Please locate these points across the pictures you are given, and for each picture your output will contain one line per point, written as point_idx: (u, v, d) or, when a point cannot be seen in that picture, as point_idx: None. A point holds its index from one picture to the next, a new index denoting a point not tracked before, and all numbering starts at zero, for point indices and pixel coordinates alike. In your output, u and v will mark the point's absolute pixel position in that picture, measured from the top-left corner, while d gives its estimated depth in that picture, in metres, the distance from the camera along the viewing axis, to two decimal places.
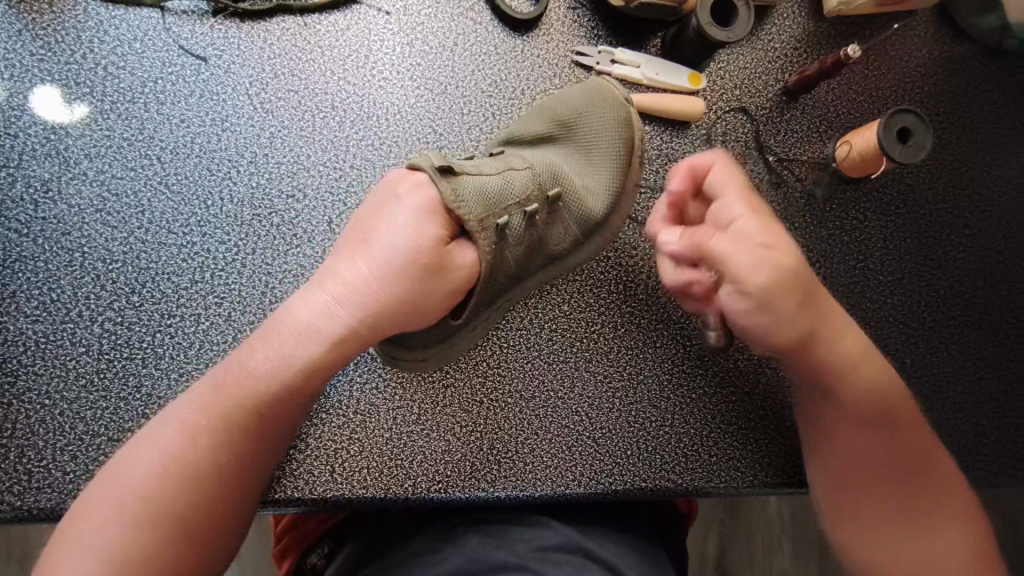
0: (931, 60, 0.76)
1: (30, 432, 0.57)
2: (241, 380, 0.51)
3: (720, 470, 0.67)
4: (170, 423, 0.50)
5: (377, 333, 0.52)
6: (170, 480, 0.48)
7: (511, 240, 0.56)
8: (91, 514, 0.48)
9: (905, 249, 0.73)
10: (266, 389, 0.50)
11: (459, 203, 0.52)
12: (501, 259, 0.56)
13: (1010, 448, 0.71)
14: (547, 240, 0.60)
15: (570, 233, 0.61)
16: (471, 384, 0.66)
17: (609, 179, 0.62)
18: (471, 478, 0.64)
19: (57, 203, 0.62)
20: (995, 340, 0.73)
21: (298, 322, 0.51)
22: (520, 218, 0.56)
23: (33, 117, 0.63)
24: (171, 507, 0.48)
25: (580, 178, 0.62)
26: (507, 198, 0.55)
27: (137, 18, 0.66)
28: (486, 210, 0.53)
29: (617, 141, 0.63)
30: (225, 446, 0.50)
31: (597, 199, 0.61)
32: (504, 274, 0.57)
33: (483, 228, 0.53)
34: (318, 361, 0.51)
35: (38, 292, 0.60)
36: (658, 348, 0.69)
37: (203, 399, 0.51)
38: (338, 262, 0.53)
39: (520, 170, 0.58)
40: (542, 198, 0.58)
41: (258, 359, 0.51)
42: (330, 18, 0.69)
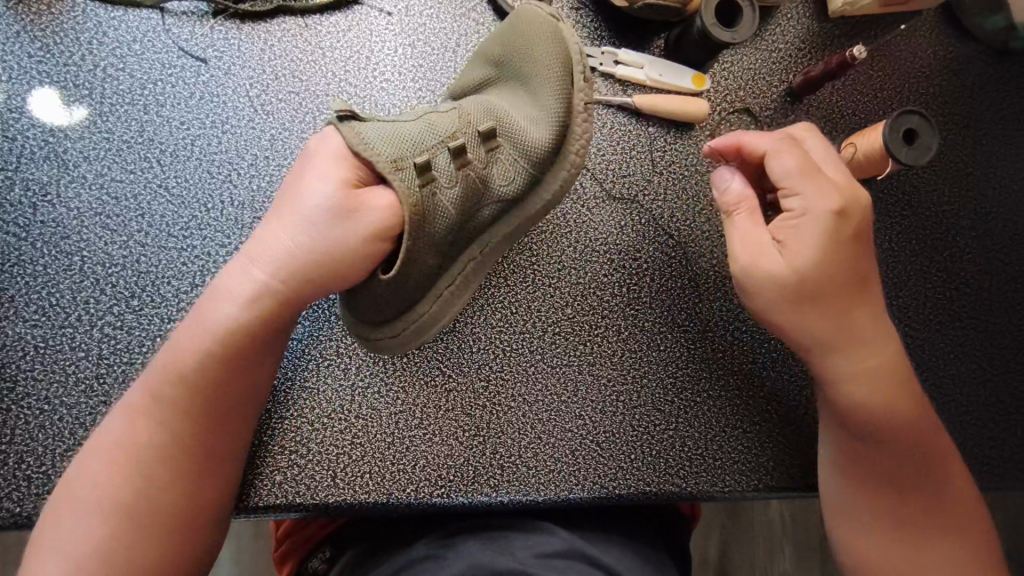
0: (936, 60, 0.75)
1: (29, 438, 0.57)
2: (175, 354, 0.52)
3: (724, 474, 0.66)
4: (116, 412, 0.52)
5: (303, 289, 0.52)
6: (117, 466, 0.50)
7: (438, 176, 0.54)
8: (59, 511, 0.50)
9: (911, 251, 0.73)
10: (192, 359, 0.51)
11: (366, 146, 0.52)
12: (433, 203, 0.54)
13: (1017, 451, 0.70)
14: (491, 180, 0.57)
15: (518, 171, 0.58)
16: (474, 388, 0.66)
17: (554, 105, 0.58)
18: (474, 482, 0.63)
19: (55, 206, 0.61)
20: (1001, 342, 0.72)
21: (222, 294, 0.52)
22: (446, 157, 0.54)
23: (31, 120, 0.63)
24: (117, 490, 0.49)
25: (519, 112, 0.59)
26: (425, 139, 0.54)
27: (137, 20, 0.66)
28: (401, 152, 0.53)
29: (549, 57, 0.59)
30: (160, 422, 0.51)
31: (538, 124, 0.58)
32: (448, 220, 0.56)
33: (398, 169, 0.52)
34: (244, 324, 0.52)
35: (37, 297, 0.59)
36: (662, 351, 0.69)
37: (143, 385, 0.52)
38: (259, 232, 0.54)
39: (446, 115, 0.57)
40: (473, 138, 0.56)
41: (188, 334, 0.52)
42: (331, 19, 0.68)
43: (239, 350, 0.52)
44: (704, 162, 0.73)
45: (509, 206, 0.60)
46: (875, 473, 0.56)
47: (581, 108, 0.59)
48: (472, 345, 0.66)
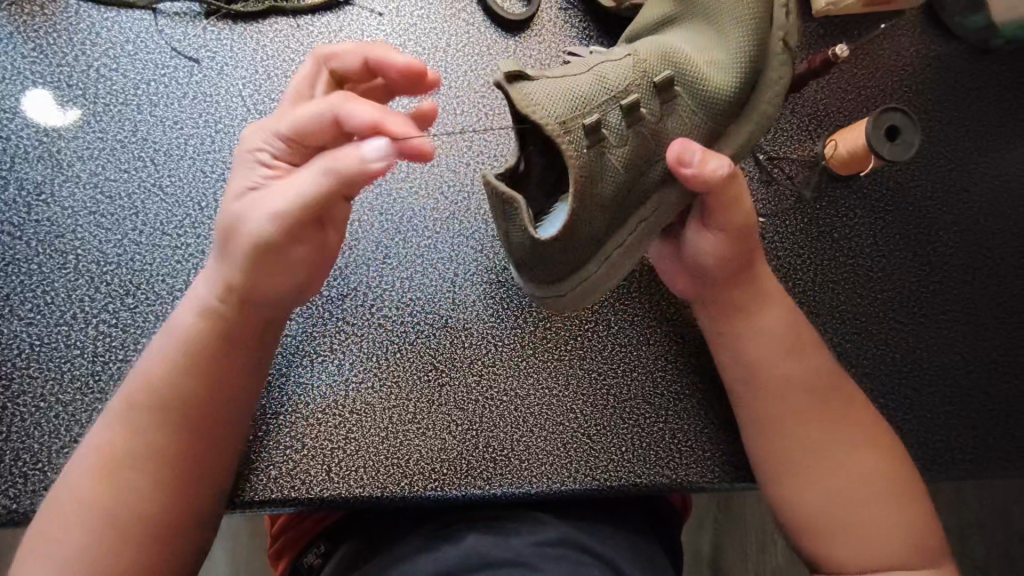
0: (919, 57, 0.77)
1: (25, 435, 0.57)
2: (144, 370, 0.54)
3: (713, 465, 0.67)
4: (104, 418, 0.53)
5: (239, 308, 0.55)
6: (111, 472, 0.50)
7: (609, 139, 0.54)
8: (52, 529, 0.49)
9: (895, 245, 0.74)
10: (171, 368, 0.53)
11: (535, 107, 0.52)
12: (600, 165, 0.54)
13: (1000, 440, 0.72)
14: (666, 131, 0.56)
15: (693, 125, 0.57)
16: (466, 383, 0.66)
17: (746, 48, 0.55)
18: (467, 475, 0.64)
19: (50, 205, 0.62)
20: (983, 334, 0.74)
21: (184, 312, 0.55)
22: (618, 114, 0.54)
23: (25, 120, 0.63)
24: (117, 504, 0.50)
25: (705, 57, 0.56)
26: (599, 96, 0.54)
27: (130, 21, 0.66)
28: (572, 113, 0.53)
29: (748, 8, 0.56)
30: (155, 430, 0.52)
31: (720, 69, 0.56)
32: (614, 185, 0.55)
33: (566, 129, 0.52)
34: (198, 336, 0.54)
35: (32, 295, 0.60)
36: (652, 345, 0.70)
37: (133, 386, 0.53)
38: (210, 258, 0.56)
39: (619, 61, 0.56)
40: (649, 92, 0.55)
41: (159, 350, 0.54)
42: (323, 19, 0.69)
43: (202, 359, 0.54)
44: None
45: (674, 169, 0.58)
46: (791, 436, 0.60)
47: (779, 54, 0.56)
48: (464, 341, 0.68)
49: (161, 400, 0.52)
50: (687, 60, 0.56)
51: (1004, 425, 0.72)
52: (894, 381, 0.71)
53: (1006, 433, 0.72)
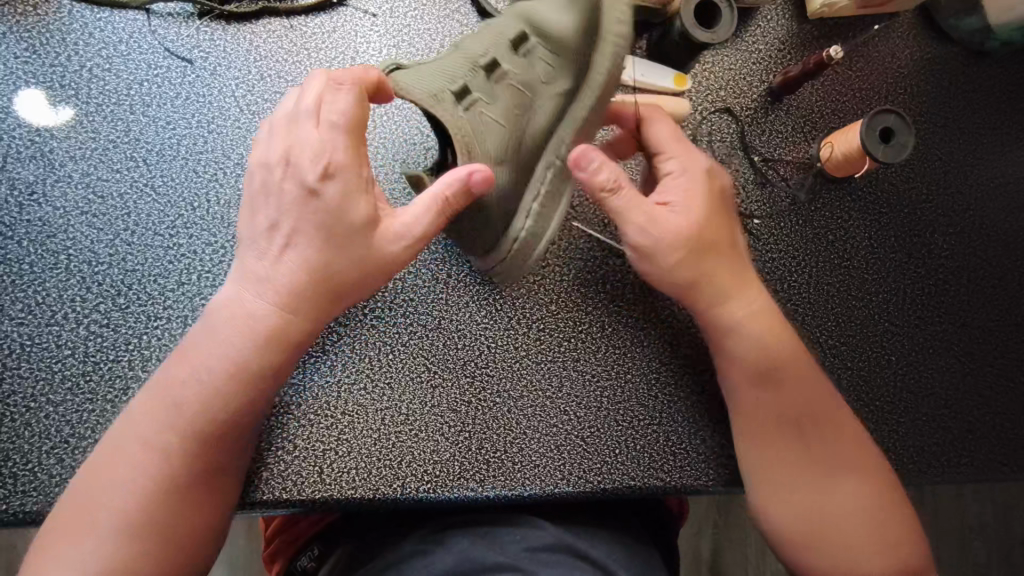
0: (913, 60, 0.77)
1: (15, 435, 0.57)
2: (170, 389, 0.52)
3: (707, 468, 0.67)
4: (138, 419, 0.52)
5: (316, 314, 0.55)
6: (164, 497, 0.50)
7: (477, 103, 0.56)
8: (71, 541, 0.49)
9: (891, 247, 0.74)
10: (219, 393, 0.52)
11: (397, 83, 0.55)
12: (476, 124, 0.56)
13: (994, 444, 0.71)
14: (535, 90, 0.58)
15: (558, 66, 0.57)
16: (459, 385, 0.66)
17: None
18: (460, 477, 0.64)
19: (42, 205, 0.62)
20: (979, 337, 0.73)
21: (229, 322, 0.53)
22: (482, 77, 0.57)
23: (17, 120, 0.63)
24: (151, 521, 0.50)
25: (555, 9, 0.57)
26: (461, 66, 0.57)
27: (123, 21, 0.66)
28: (434, 85, 0.55)
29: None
30: (201, 458, 0.52)
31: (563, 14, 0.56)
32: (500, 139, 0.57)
33: (437, 101, 0.54)
34: (252, 361, 0.53)
35: (23, 295, 0.60)
36: (646, 347, 0.69)
37: (169, 400, 0.52)
38: (251, 262, 0.55)
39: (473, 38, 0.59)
40: (509, 53, 0.58)
41: (189, 369, 0.53)
42: (316, 19, 0.69)
43: (262, 386, 0.54)
44: None
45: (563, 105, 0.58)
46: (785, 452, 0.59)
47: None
48: (457, 342, 0.67)
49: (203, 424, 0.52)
50: (545, 18, 0.57)
51: (999, 429, 0.72)
52: (888, 384, 0.71)
53: (1002, 436, 0.72)
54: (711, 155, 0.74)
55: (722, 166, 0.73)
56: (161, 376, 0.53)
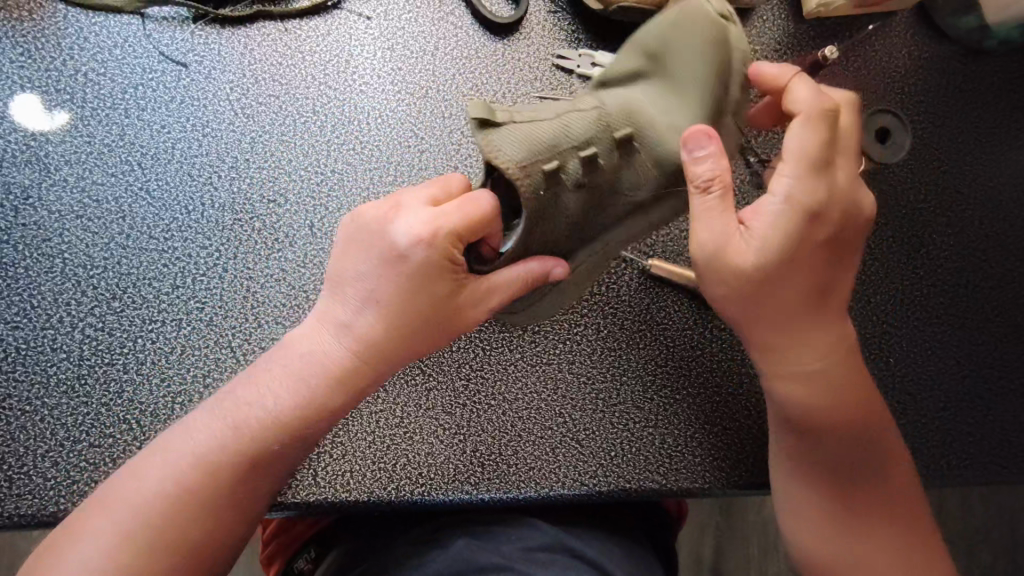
0: (911, 59, 0.76)
1: (10, 439, 0.57)
2: (232, 412, 0.52)
3: (703, 470, 0.67)
4: (193, 438, 0.51)
5: (388, 362, 0.54)
6: (202, 507, 0.49)
7: (564, 183, 0.53)
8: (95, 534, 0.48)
9: (888, 249, 0.73)
10: (289, 424, 0.52)
11: (495, 152, 0.51)
12: (553, 204, 0.53)
13: (995, 446, 0.71)
14: (619, 184, 0.56)
15: (651, 179, 0.56)
16: (453, 387, 0.66)
17: (699, 124, 0.55)
18: (454, 480, 0.64)
19: (37, 209, 0.62)
20: (978, 338, 0.73)
21: (307, 355, 0.53)
22: (577, 164, 0.53)
23: (13, 125, 0.63)
24: (171, 535, 0.48)
25: (667, 120, 0.55)
26: (562, 143, 0.53)
27: (118, 25, 0.66)
28: (529, 155, 0.51)
29: (707, 59, 0.54)
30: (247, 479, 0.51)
31: (679, 134, 0.54)
32: (569, 219, 0.55)
33: (524, 173, 0.51)
34: (322, 399, 0.53)
35: (18, 299, 0.60)
36: (641, 349, 0.69)
37: (230, 428, 0.51)
38: (337, 300, 0.54)
39: (582, 113, 0.55)
40: (610, 147, 0.54)
41: (256, 393, 0.52)
42: (310, 23, 0.69)
43: (324, 422, 0.53)
44: None
45: (631, 212, 0.58)
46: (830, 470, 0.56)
47: (730, 126, 0.57)
48: (451, 344, 0.67)
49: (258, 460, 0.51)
50: (649, 121, 0.54)
51: (1000, 431, 0.71)
52: (885, 386, 0.71)
53: (1002, 437, 0.71)
54: None
55: None
56: (225, 394, 0.53)
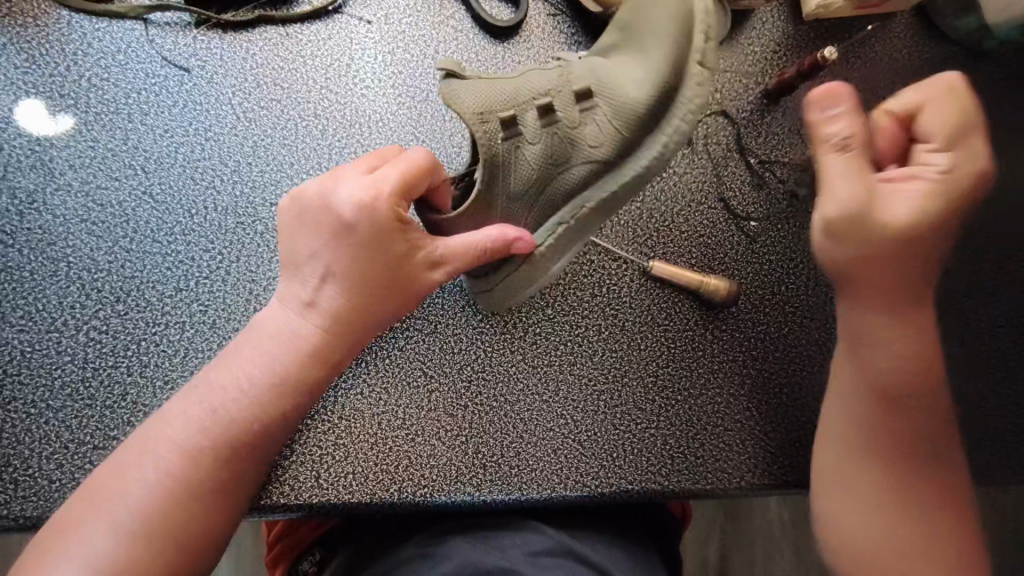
0: (911, 60, 0.76)
1: (16, 441, 0.58)
2: (209, 394, 0.52)
3: (705, 471, 0.67)
4: (170, 424, 0.52)
5: (356, 335, 0.55)
6: (189, 498, 0.50)
7: (524, 135, 0.55)
8: (87, 530, 0.48)
9: None
10: (261, 400, 0.52)
11: (454, 98, 0.53)
12: (513, 155, 0.55)
13: None
14: (581, 141, 0.57)
15: (609, 135, 0.56)
16: (455, 389, 0.66)
17: (660, 72, 0.54)
18: (457, 482, 0.64)
19: (42, 213, 0.63)
20: None
21: (278, 336, 0.54)
22: (535, 114, 0.56)
23: (18, 130, 0.64)
24: (164, 522, 0.49)
25: (625, 76, 0.56)
26: (521, 96, 0.56)
27: (121, 31, 0.67)
28: (486, 105, 0.54)
29: (670, 21, 0.54)
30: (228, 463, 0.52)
31: (636, 86, 0.55)
32: (526, 175, 0.56)
33: (482, 122, 0.53)
34: (293, 371, 0.53)
35: (23, 302, 0.60)
36: (643, 350, 0.69)
37: (206, 410, 0.52)
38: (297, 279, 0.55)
39: (547, 72, 0.58)
40: (568, 102, 0.56)
41: (233, 374, 0.53)
42: (311, 27, 0.70)
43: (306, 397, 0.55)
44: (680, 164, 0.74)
45: (597, 171, 0.58)
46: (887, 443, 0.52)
47: (694, 74, 0.54)
48: (453, 346, 0.67)
49: (235, 436, 0.52)
50: (618, 81, 0.56)
51: None
52: None
53: None
54: (707, 157, 0.74)
55: (718, 168, 0.74)
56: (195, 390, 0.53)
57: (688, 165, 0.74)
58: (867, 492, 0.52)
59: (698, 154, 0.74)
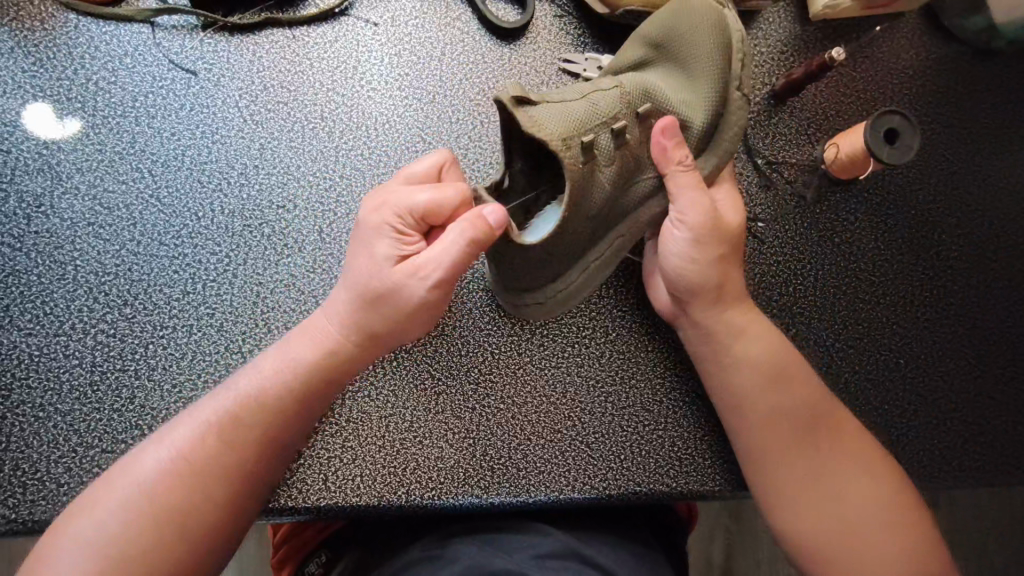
0: (919, 60, 0.76)
1: (24, 445, 0.58)
2: (232, 388, 0.54)
3: (714, 473, 0.67)
4: (192, 415, 0.53)
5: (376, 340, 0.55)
6: (199, 487, 0.50)
7: (600, 159, 0.56)
8: (96, 511, 0.49)
9: (898, 249, 0.73)
10: (280, 394, 0.53)
11: (538, 129, 0.54)
12: (591, 182, 0.56)
13: (1007, 447, 0.70)
14: (645, 160, 0.59)
15: None
16: (463, 391, 0.66)
17: (713, 98, 0.58)
18: (464, 484, 0.64)
19: (50, 217, 0.63)
20: (988, 338, 0.73)
21: (302, 340, 0.55)
22: (609, 139, 0.56)
23: (25, 133, 0.64)
24: (170, 506, 0.49)
25: (680, 97, 0.59)
26: (590, 121, 0.56)
27: (128, 34, 0.67)
28: (566, 134, 0.54)
29: (720, 39, 0.58)
30: (245, 454, 0.52)
31: (697, 110, 0.58)
32: (602, 198, 0.58)
33: (565, 149, 0.54)
34: (312, 370, 0.54)
35: (31, 306, 0.60)
36: (651, 352, 0.69)
37: (226, 400, 0.53)
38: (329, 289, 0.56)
39: (607, 92, 0.58)
40: (632, 123, 0.58)
41: (255, 370, 0.54)
42: (318, 30, 0.69)
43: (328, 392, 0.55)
44: None
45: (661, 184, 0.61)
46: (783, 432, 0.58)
47: (742, 99, 0.59)
48: (461, 349, 0.67)
49: (253, 425, 0.52)
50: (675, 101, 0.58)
51: (1011, 431, 0.71)
52: (896, 388, 0.70)
53: (1014, 439, 0.71)
54: None
55: None
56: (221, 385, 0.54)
57: None
58: (798, 488, 0.57)
59: None
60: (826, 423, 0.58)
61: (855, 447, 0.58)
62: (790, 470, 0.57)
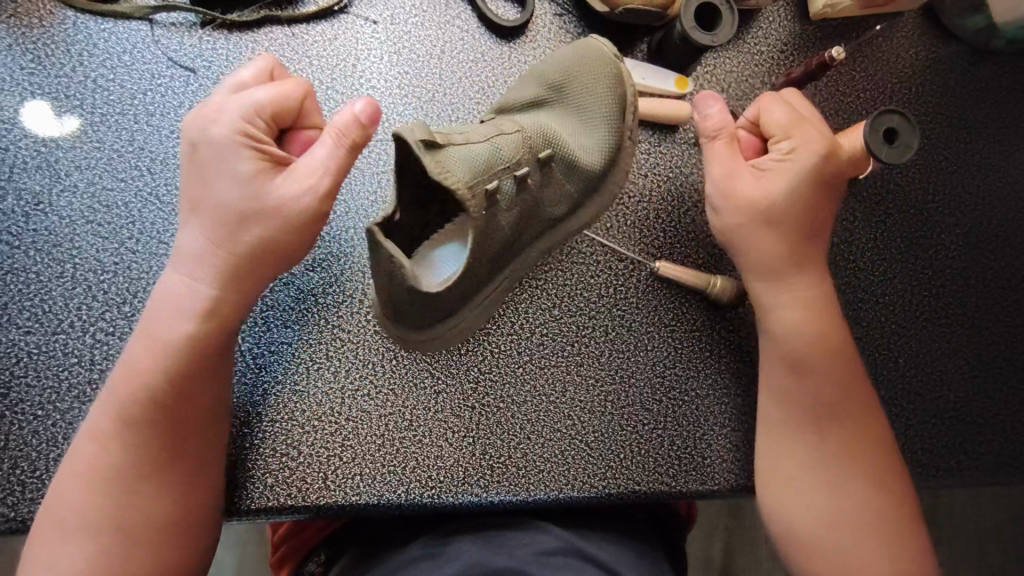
0: (918, 60, 0.76)
1: (23, 443, 0.58)
2: (124, 379, 0.52)
3: (712, 472, 0.67)
4: (84, 431, 0.53)
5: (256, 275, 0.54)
6: (118, 484, 0.51)
7: (502, 205, 0.56)
8: (52, 543, 0.49)
9: (896, 249, 0.73)
10: (142, 374, 0.52)
11: (445, 173, 0.51)
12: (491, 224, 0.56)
13: (1005, 446, 0.71)
14: (542, 202, 0.61)
15: (568, 193, 0.62)
16: (463, 390, 0.66)
17: (607, 139, 0.62)
18: (464, 483, 0.64)
19: (48, 215, 0.62)
20: (986, 338, 0.73)
21: (163, 314, 0.53)
22: (513, 185, 0.56)
23: (23, 131, 0.64)
24: (114, 513, 0.50)
25: (575, 139, 0.62)
26: (495, 164, 0.55)
27: (126, 31, 0.67)
28: (474, 176, 0.53)
29: (610, 97, 0.62)
30: (136, 440, 0.51)
31: (590, 153, 0.61)
32: (499, 241, 0.59)
33: (473, 194, 0.53)
34: (190, 328, 0.53)
35: (30, 304, 0.60)
36: (650, 351, 0.69)
37: (113, 397, 0.52)
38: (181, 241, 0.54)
39: (509, 135, 0.57)
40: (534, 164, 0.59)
41: (137, 353, 0.53)
42: (317, 27, 0.69)
43: (214, 340, 0.54)
44: (687, 164, 0.73)
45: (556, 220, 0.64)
46: (804, 400, 0.59)
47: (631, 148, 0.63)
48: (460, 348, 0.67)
49: (154, 404, 0.52)
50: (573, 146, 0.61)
51: (1008, 431, 0.71)
52: (894, 387, 0.70)
53: (1011, 439, 0.71)
54: None
55: None
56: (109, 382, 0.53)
57: (695, 165, 0.73)
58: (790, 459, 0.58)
59: (705, 154, 0.74)
60: (847, 418, 0.59)
61: (866, 457, 0.58)
62: (787, 451, 0.59)
